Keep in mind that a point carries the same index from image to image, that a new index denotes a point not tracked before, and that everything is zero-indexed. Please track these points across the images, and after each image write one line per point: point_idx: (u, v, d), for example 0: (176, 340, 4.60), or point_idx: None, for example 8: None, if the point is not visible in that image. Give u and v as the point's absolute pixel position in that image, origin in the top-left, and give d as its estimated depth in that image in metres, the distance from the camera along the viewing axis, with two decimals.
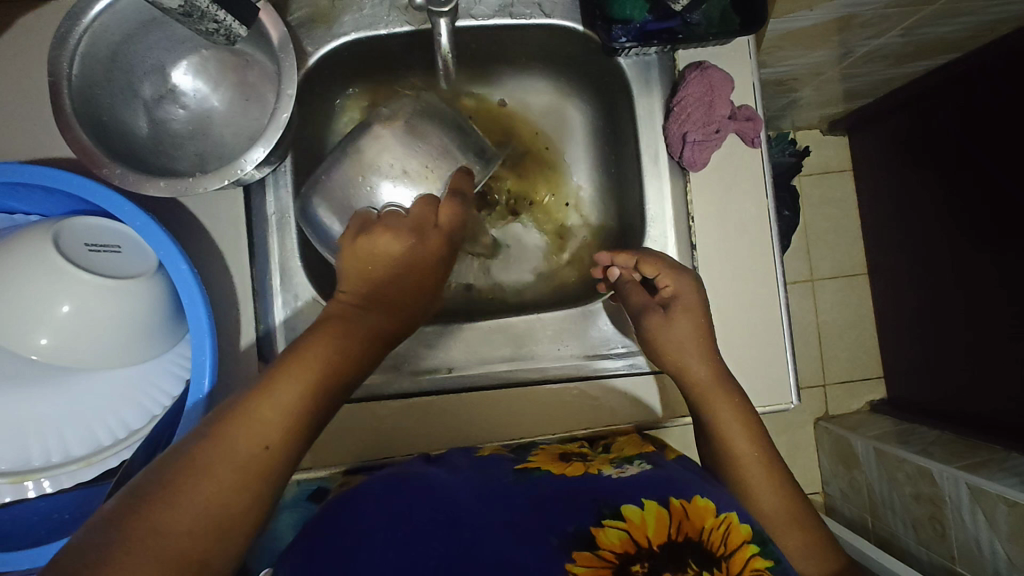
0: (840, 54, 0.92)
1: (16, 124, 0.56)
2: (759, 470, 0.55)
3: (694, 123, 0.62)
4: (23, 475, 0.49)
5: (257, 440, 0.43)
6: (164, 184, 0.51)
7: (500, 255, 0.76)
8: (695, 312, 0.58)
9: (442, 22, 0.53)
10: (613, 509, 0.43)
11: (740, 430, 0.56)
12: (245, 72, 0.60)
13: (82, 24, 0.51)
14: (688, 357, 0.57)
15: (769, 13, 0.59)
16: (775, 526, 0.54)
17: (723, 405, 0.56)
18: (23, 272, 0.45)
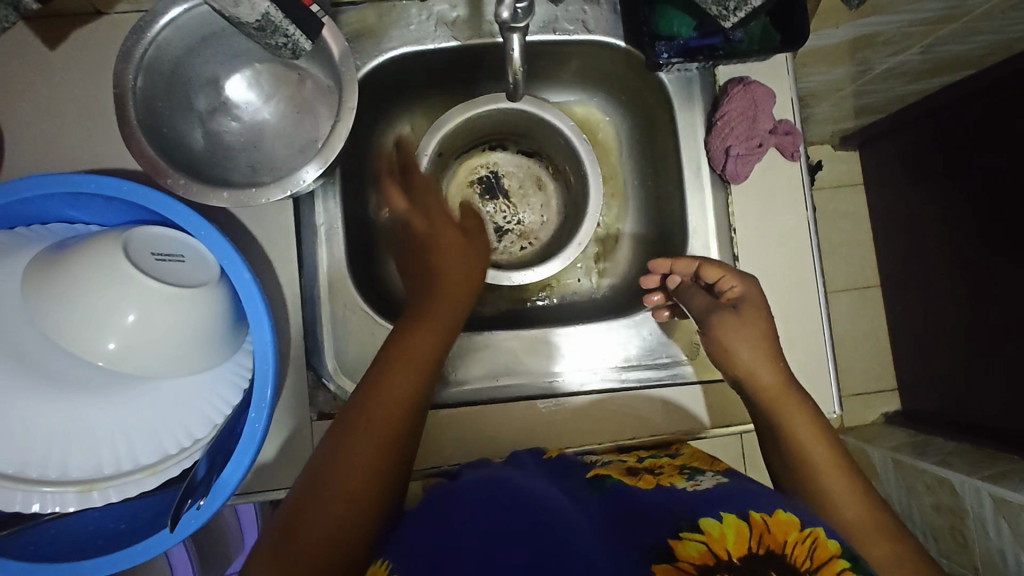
0: (858, 72, 0.94)
1: (72, 135, 0.57)
2: (834, 475, 0.55)
3: (738, 137, 0.63)
4: (92, 484, 0.48)
5: (351, 459, 0.49)
6: (227, 195, 0.52)
7: (595, 253, 0.76)
8: (763, 315, 0.60)
9: (514, 38, 0.51)
10: (692, 523, 0.44)
11: (809, 434, 0.56)
12: (300, 85, 0.61)
13: (147, 37, 0.52)
14: (762, 363, 0.58)
15: (811, 25, 0.60)
16: (863, 539, 0.51)
17: (790, 408, 0.57)
18: (95, 278, 0.45)
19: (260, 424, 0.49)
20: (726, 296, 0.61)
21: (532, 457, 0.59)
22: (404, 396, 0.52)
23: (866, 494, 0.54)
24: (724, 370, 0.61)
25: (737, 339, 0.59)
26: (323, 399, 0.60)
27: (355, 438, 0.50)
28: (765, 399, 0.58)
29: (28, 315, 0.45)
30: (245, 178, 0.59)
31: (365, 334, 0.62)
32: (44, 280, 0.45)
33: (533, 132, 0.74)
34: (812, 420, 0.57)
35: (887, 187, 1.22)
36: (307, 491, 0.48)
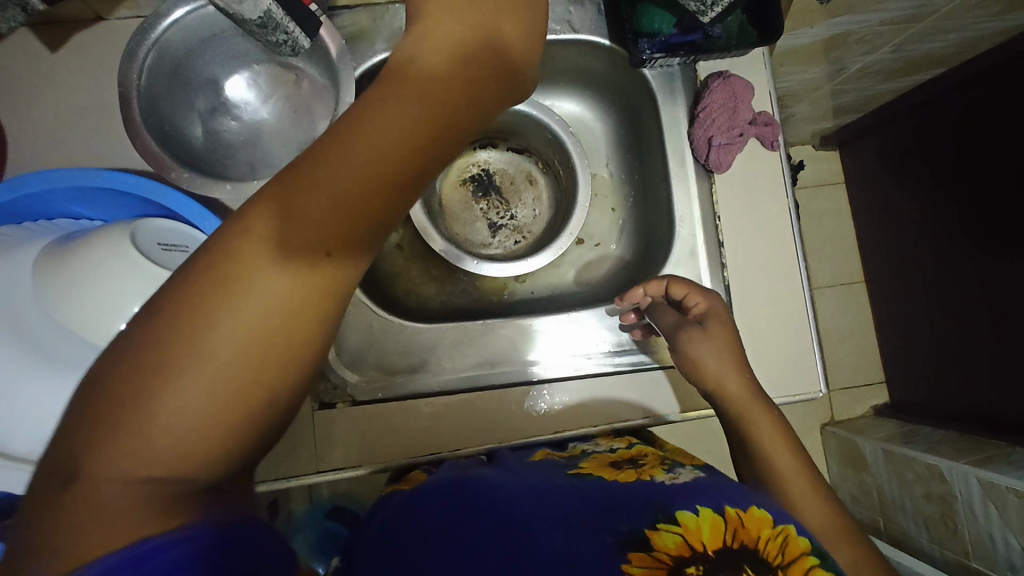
0: (834, 71, 0.98)
1: (69, 135, 0.58)
2: (796, 482, 0.56)
3: (719, 128, 0.66)
4: None
5: (261, 304, 0.35)
6: (230, 188, 0.54)
7: (583, 248, 0.78)
8: (729, 331, 0.62)
9: None
10: (669, 515, 0.46)
11: (773, 441, 0.58)
12: (297, 84, 0.63)
13: (150, 38, 0.54)
14: (730, 373, 0.60)
15: (783, 24, 0.63)
16: (828, 538, 0.52)
17: (754, 419, 0.59)
18: (106, 265, 0.46)
19: None
20: (692, 312, 0.64)
21: (518, 457, 0.61)
22: (344, 215, 0.35)
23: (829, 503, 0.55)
24: (694, 383, 0.62)
25: (705, 354, 0.61)
26: (323, 389, 0.64)
27: (260, 269, 0.35)
28: (737, 388, 0.60)
29: (43, 302, 0.46)
30: (245, 174, 0.61)
31: (363, 321, 0.66)
32: (60, 268, 0.47)
33: (522, 129, 0.77)
34: (778, 424, 0.59)
35: (867, 184, 1.26)
36: (187, 327, 0.34)
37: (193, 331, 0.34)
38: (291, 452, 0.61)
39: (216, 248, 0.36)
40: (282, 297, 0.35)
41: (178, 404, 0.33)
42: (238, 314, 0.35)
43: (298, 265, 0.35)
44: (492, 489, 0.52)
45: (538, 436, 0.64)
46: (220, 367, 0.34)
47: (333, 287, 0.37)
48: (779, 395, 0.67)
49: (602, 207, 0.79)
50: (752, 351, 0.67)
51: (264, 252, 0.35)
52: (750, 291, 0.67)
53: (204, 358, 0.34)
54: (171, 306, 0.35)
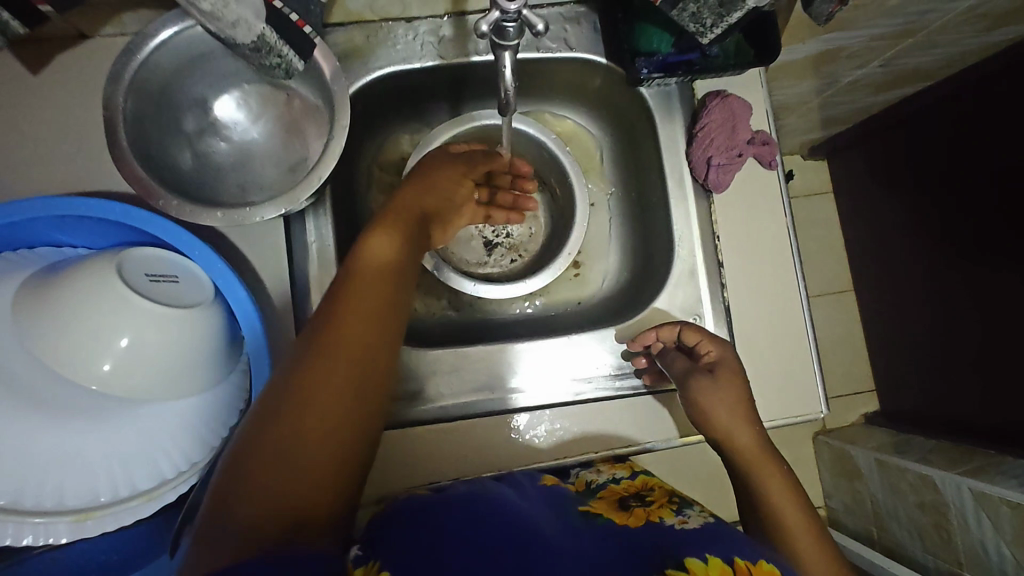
0: (824, 84, 0.99)
1: (51, 159, 0.56)
2: (800, 530, 0.55)
3: (717, 148, 0.65)
4: (88, 512, 0.46)
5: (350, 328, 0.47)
6: (221, 215, 0.52)
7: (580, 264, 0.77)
8: (741, 380, 0.61)
9: (505, 55, 0.44)
10: (677, 562, 0.45)
11: (781, 495, 0.58)
12: (289, 104, 0.62)
13: (136, 60, 0.53)
14: (738, 425, 0.60)
15: (780, 43, 0.63)
16: None
17: (766, 477, 0.58)
18: (92, 299, 0.45)
19: None
20: (703, 360, 0.63)
21: (527, 475, 0.61)
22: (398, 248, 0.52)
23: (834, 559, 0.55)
24: (702, 430, 0.62)
25: (717, 402, 0.60)
26: None
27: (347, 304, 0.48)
28: (736, 421, 0.60)
29: (22, 341, 0.44)
30: (235, 197, 0.59)
31: None
32: (41, 305, 0.45)
33: (518, 146, 0.75)
34: (789, 484, 0.58)
35: (857, 194, 1.26)
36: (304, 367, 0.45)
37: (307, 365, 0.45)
38: None
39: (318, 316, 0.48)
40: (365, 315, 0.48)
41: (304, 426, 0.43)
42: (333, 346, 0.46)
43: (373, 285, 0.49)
44: (505, 513, 0.50)
45: (536, 462, 0.63)
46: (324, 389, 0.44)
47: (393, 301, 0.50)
48: (781, 418, 0.66)
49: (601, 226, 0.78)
50: (753, 373, 0.66)
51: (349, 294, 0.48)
52: (751, 312, 0.67)
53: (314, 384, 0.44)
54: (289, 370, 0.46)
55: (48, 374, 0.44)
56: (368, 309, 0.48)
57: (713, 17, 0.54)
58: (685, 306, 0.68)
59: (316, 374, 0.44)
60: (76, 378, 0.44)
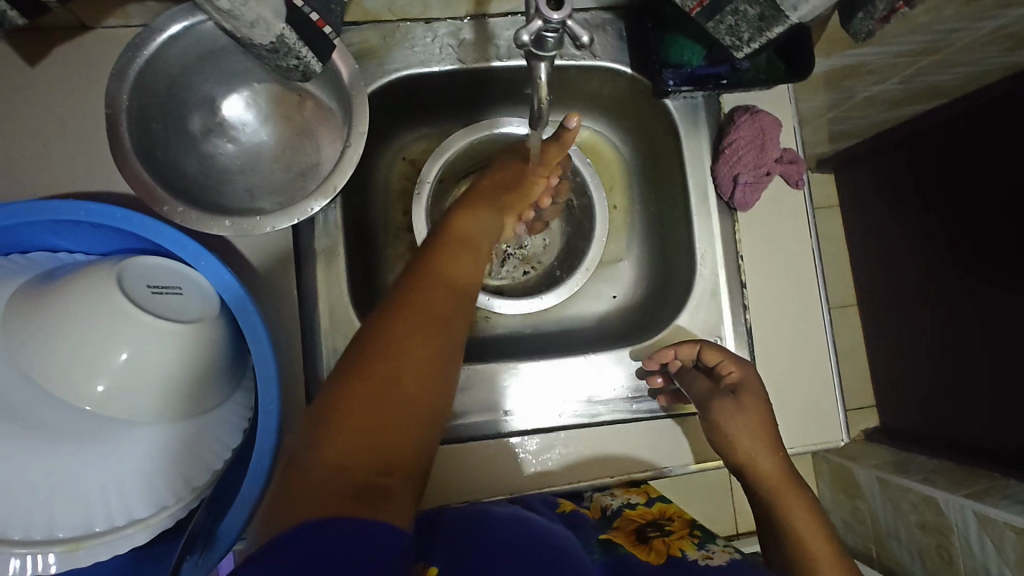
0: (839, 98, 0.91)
1: (48, 157, 0.53)
2: (822, 553, 0.54)
3: (745, 166, 0.63)
4: (82, 541, 0.43)
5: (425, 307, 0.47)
6: (229, 223, 0.49)
7: (595, 277, 0.75)
8: (764, 404, 0.60)
9: (539, 65, 0.42)
10: None
11: (803, 516, 0.56)
12: (301, 106, 0.59)
13: (142, 56, 0.49)
14: (761, 451, 0.59)
15: (814, 59, 0.61)
16: None
17: (789, 499, 0.57)
18: (92, 312, 0.42)
19: (264, 457, 0.46)
20: (725, 380, 0.61)
21: (545, 500, 0.59)
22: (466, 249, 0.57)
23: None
24: (724, 458, 0.60)
25: (739, 428, 0.58)
26: None
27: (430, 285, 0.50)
28: (756, 445, 0.58)
29: (16, 355, 0.41)
30: (243, 202, 0.56)
31: None
32: (36, 317, 0.42)
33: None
34: (812, 508, 0.56)
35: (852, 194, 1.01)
36: (381, 336, 0.44)
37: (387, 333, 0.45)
38: None
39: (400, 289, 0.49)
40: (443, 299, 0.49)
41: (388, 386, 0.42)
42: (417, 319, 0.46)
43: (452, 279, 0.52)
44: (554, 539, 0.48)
45: (551, 487, 0.61)
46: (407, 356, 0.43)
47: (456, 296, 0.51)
48: (801, 444, 0.64)
49: (617, 242, 0.76)
50: (775, 398, 0.64)
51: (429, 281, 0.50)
52: (774, 334, 0.65)
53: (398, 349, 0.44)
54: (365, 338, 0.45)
55: (43, 391, 0.41)
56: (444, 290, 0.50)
57: (752, 31, 0.52)
58: (706, 327, 0.65)
59: (405, 334, 0.44)
60: (73, 397, 0.42)
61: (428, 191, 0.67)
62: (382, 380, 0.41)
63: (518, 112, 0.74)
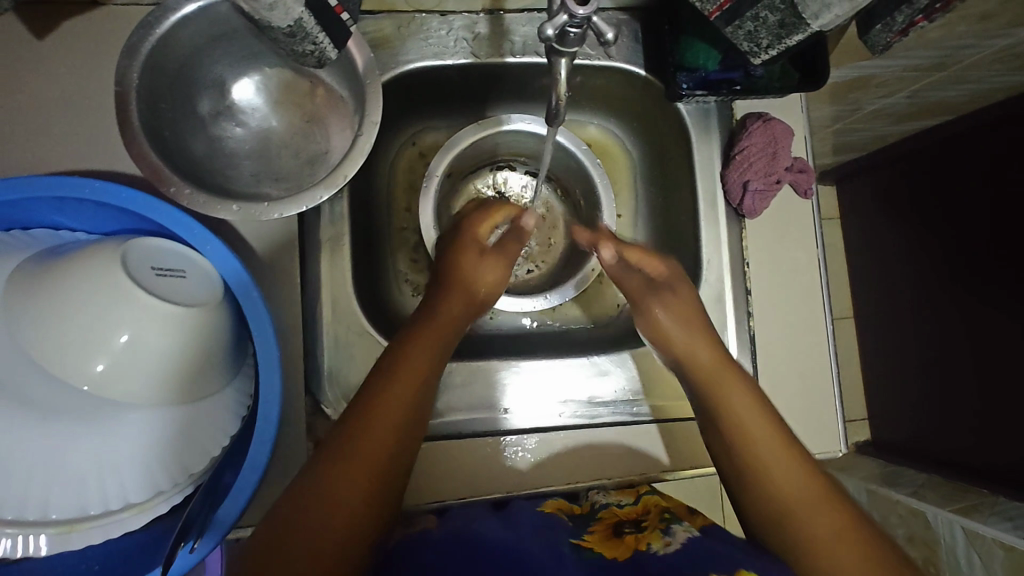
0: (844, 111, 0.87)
1: (53, 132, 0.52)
2: (772, 449, 0.52)
3: (756, 172, 0.63)
4: (74, 524, 0.42)
5: (395, 389, 0.52)
6: (237, 208, 0.48)
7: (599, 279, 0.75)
8: (694, 300, 0.61)
9: (560, 60, 0.41)
10: None
11: (745, 408, 0.54)
12: (312, 93, 0.58)
13: (156, 33, 0.49)
14: (698, 343, 0.59)
15: (828, 68, 0.61)
16: (811, 505, 0.49)
17: (727, 386, 0.56)
18: (96, 292, 0.41)
19: (263, 445, 0.46)
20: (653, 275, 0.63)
21: (528, 504, 0.58)
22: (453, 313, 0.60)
23: (810, 472, 0.51)
24: (661, 353, 0.62)
25: (671, 321, 0.60)
26: (321, 426, 0.57)
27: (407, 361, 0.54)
28: (686, 337, 0.59)
29: (15, 332, 0.40)
30: (249, 188, 0.55)
31: (369, 357, 0.59)
32: (37, 295, 0.41)
33: (539, 152, 0.72)
34: (751, 394, 0.55)
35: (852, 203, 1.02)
36: (355, 423, 0.50)
37: (360, 419, 0.50)
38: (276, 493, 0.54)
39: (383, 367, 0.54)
40: (417, 377, 0.53)
41: (347, 475, 0.48)
42: (384, 403, 0.51)
43: (431, 351, 0.55)
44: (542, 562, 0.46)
45: (548, 487, 0.61)
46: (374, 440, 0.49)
47: (431, 369, 0.55)
48: None
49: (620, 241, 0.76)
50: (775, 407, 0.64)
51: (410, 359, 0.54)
52: (776, 342, 0.65)
53: (368, 436, 0.49)
54: (343, 422, 0.50)
55: (42, 371, 0.41)
56: (419, 366, 0.54)
57: (770, 38, 0.52)
58: None
59: (372, 420, 0.50)
60: (72, 378, 0.41)
61: (437, 183, 0.66)
62: (363, 438, 0.49)
63: (528, 109, 0.73)
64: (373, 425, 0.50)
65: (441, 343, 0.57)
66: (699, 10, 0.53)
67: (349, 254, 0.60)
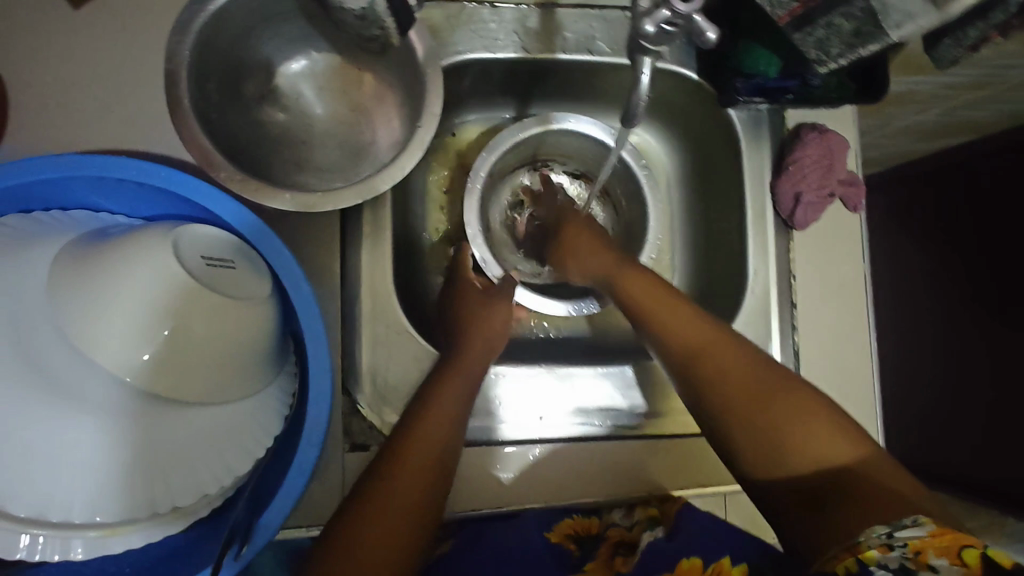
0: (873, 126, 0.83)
1: (92, 109, 0.49)
2: (663, 309, 0.53)
3: (809, 185, 0.62)
4: (116, 526, 0.40)
5: (448, 391, 0.52)
6: (290, 197, 0.46)
7: None
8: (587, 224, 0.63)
9: (643, 61, 0.41)
10: None
11: (642, 293, 0.55)
12: (360, 81, 0.56)
13: (209, 10, 0.46)
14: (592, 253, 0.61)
15: (886, 85, 0.59)
16: (699, 350, 0.50)
17: (628, 280, 0.56)
18: (151, 283, 0.39)
19: (311, 448, 0.45)
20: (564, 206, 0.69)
21: (541, 515, 0.58)
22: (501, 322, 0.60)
23: (706, 326, 0.51)
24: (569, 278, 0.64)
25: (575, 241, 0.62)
26: (357, 428, 0.55)
27: (459, 368, 0.55)
28: (585, 247, 0.61)
29: (63, 322, 0.38)
30: (293, 177, 0.53)
31: (409, 356, 0.57)
32: (86, 283, 0.39)
33: (580, 151, 0.70)
34: (654, 282, 0.55)
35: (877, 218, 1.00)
36: (409, 425, 0.50)
37: (417, 419, 0.50)
38: (312, 494, 0.52)
39: (436, 373, 0.54)
40: (468, 381, 0.54)
41: (405, 470, 0.47)
42: (440, 404, 0.51)
43: (479, 358, 0.57)
44: None
45: (586, 498, 0.59)
46: (430, 435, 0.49)
47: (478, 371, 0.56)
48: None
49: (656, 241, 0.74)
50: None
51: (466, 365, 0.55)
52: (819, 357, 0.64)
53: (426, 434, 0.49)
54: (400, 425, 0.50)
55: (89, 365, 0.38)
56: (469, 370, 0.55)
57: (842, 47, 0.50)
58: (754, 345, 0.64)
59: (428, 420, 0.50)
60: (123, 373, 0.39)
61: (481, 183, 0.64)
62: (418, 436, 0.49)
63: (570, 109, 0.71)
64: (430, 423, 0.50)
65: (485, 351, 0.58)
66: (769, 14, 0.51)
67: (390, 249, 0.58)
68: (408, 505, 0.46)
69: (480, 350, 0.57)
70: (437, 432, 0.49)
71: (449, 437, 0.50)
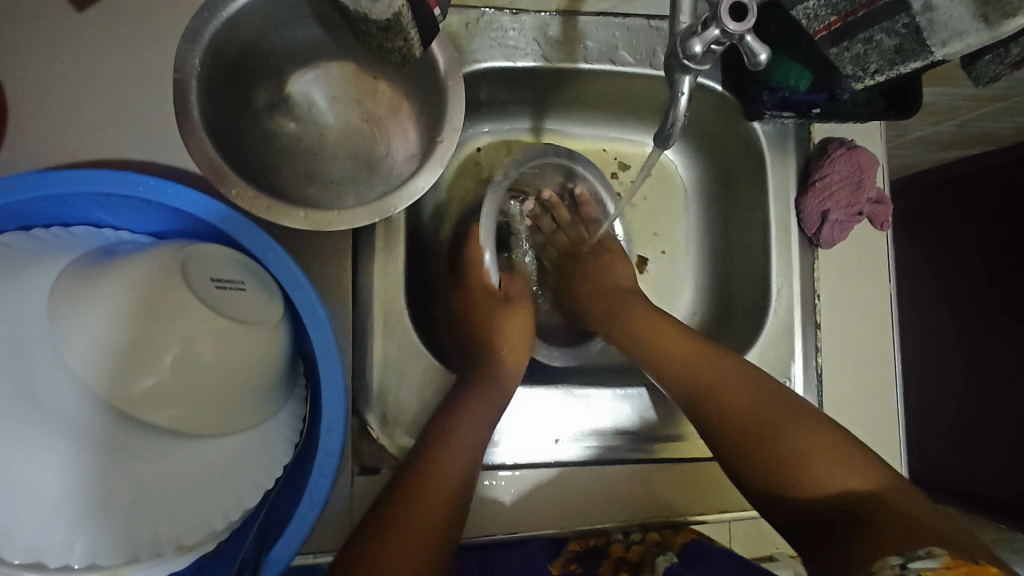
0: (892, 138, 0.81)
1: (93, 118, 0.47)
2: (675, 346, 0.56)
3: (838, 203, 0.60)
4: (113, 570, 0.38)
5: (471, 414, 0.51)
6: (304, 215, 0.44)
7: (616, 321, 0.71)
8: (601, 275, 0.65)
9: (684, 79, 0.41)
10: None
11: (654, 333, 0.57)
12: (375, 90, 0.54)
13: (221, 17, 0.44)
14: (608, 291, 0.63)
15: (917, 102, 0.57)
16: (708, 385, 0.52)
17: (639, 318, 0.59)
18: (160, 311, 0.37)
19: (323, 479, 0.43)
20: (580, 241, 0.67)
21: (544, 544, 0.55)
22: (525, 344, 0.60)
23: (717, 359, 0.53)
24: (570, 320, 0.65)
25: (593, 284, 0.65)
26: (367, 451, 0.53)
27: (482, 391, 0.54)
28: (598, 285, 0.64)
29: (66, 354, 0.36)
30: (305, 191, 0.51)
31: (421, 378, 0.55)
32: (88, 309, 0.36)
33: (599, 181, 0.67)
34: (667, 324, 0.58)
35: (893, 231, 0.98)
36: (433, 445, 0.49)
37: (441, 440, 0.49)
38: (320, 522, 0.50)
39: (457, 395, 0.53)
40: (493, 405, 0.53)
41: (427, 490, 0.45)
42: (464, 428, 0.50)
43: (504, 384, 0.56)
44: None
45: (603, 524, 0.57)
46: (455, 458, 0.48)
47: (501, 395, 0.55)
48: None
49: (661, 248, 0.72)
50: None
51: (490, 390, 0.54)
52: (843, 380, 0.62)
53: (450, 457, 0.48)
54: (422, 445, 0.49)
55: (93, 400, 0.36)
56: (493, 393, 0.54)
57: (881, 63, 0.49)
58: (775, 367, 0.62)
59: (452, 442, 0.49)
60: (128, 408, 0.36)
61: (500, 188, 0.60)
62: (441, 458, 0.48)
63: (587, 120, 0.70)
64: (454, 445, 0.49)
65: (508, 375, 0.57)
66: (805, 28, 0.49)
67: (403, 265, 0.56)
68: (429, 526, 0.44)
69: (502, 372, 0.57)
70: (460, 455, 0.48)
71: (473, 461, 0.49)
